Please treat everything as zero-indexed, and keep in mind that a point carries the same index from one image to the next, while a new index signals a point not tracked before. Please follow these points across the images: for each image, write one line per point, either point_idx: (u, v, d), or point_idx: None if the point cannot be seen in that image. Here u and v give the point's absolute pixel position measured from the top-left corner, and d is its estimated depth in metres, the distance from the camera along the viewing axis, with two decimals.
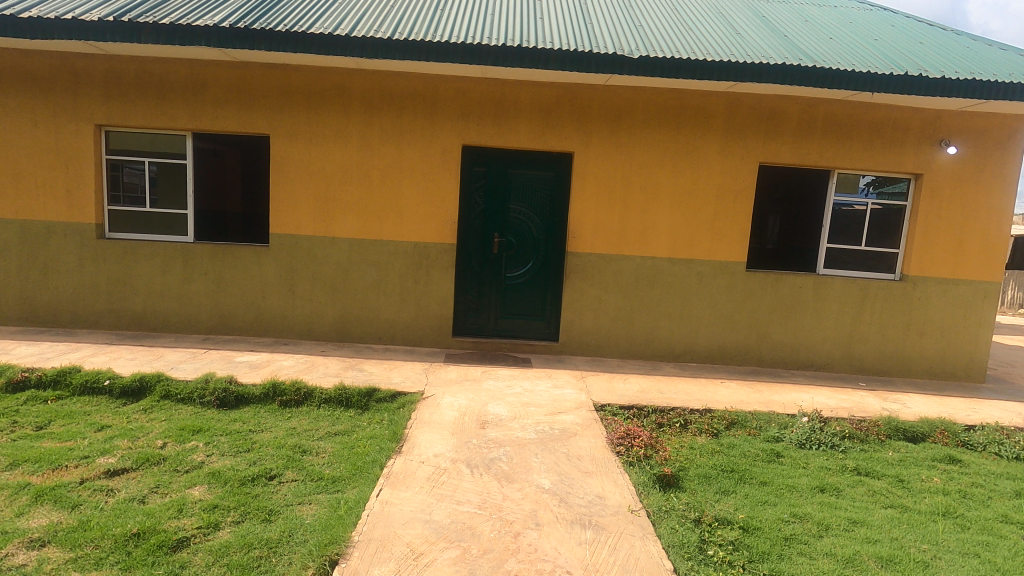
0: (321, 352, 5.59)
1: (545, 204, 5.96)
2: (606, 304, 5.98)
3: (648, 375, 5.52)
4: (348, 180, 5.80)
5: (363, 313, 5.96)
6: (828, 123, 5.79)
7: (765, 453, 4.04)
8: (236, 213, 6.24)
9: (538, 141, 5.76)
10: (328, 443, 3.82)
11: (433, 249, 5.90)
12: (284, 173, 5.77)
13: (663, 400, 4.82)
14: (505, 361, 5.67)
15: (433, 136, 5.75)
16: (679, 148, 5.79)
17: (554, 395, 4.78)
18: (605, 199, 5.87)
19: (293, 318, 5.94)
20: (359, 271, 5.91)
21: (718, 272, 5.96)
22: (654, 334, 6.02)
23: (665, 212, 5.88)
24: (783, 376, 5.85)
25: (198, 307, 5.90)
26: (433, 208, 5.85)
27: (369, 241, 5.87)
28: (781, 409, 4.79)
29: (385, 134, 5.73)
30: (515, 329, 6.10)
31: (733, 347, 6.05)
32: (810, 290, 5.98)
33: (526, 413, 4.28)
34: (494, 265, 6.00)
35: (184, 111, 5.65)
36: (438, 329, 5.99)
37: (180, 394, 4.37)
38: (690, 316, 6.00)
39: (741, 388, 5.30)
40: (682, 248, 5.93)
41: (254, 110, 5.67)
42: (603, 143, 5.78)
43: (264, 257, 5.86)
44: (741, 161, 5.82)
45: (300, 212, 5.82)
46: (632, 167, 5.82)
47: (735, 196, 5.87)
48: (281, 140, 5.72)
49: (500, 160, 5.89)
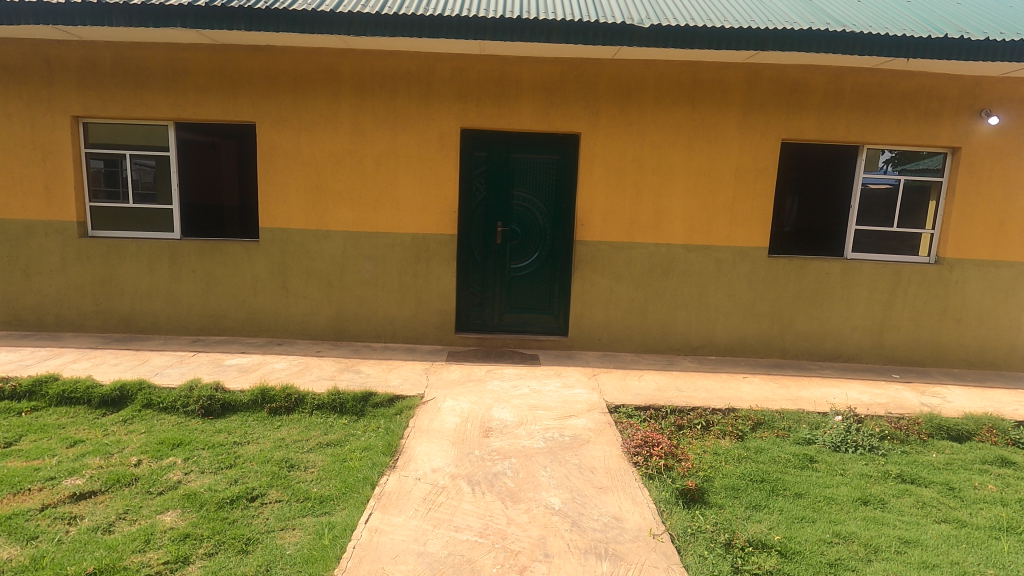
0: (316, 353, 5.28)
1: (550, 191, 5.58)
2: (618, 295, 5.61)
3: (665, 372, 5.15)
4: (340, 170, 5.44)
5: (361, 310, 5.63)
6: (857, 94, 5.33)
7: (797, 459, 3.67)
8: (232, 208, 6.24)
9: (542, 122, 5.37)
10: (319, 456, 3.52)
11: (432, 241, 5.55)
12: (273, 163, 5.43)
13: (682, 399, 4.46)
14: (511, 358, 5.33)
15: (429, 119, 5.37)
16: (694, 126, 5.37)
17: (564, 395, 4.43)
18: (616, 183, 5.46)
19: (287, 317, 5.63)
20: (355, 266, 5.57)
21: (739, 259, 5.55)
22: (670, 327, 5.65)
23: (680, 196, 5.47)
24: (810, 368, 5.46)
25: (188, 307, 5.60)
26: (431, 197, 5.49)
27: (365, 234, 5.53)
28: (812, 407, 4.41)
29: (378, 119, 5.36)
30: (522, 324, 5.76)
31: (755, 339, 5.66)
32: (838, 276, 5.57)
33: (534, 417, 3.94)
34: (498, 256, 5.65)
35: (164, 99, 5.31)
36: (440, 325, 5.66)
37: (163, 403, 4.09)
38: (708, 306, 5.62)
39: (766, 384, 4.92)
40: (699, 233, 5.52)
41: (238, 97, 5.32)
42: (612, 123, 5.37)
43: (254, 253, 5.54)
44: (762, 137, 5.38)
45: (290, 205, 5.49)
46: (644, 148, 5.40)
47: (755, 177, 5.44)
48: (268, 128, 5.37)
49: (501, 144, 5.51)
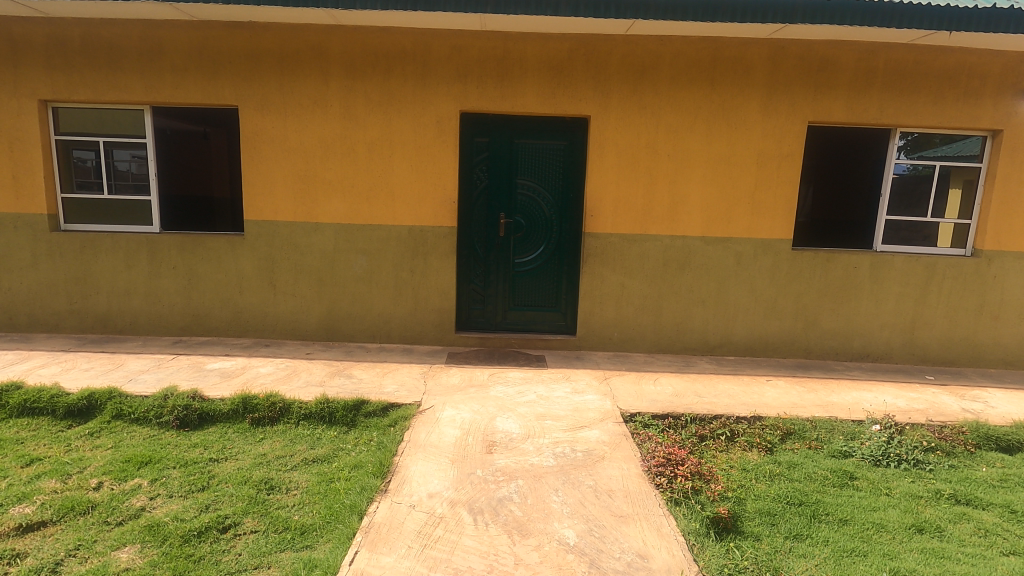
0: (305, 355, 4.90)
1: (557, 180, 5.18)
2: (630, 292, 5.22)
3: (682, 375, 4.77)
4: (331, 158, 5.04)
5: (354, 309, 5.26)
6: (891, 73, 4.91)
7: (836, 476, 3.30)
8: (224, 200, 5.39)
9: (549, 105, 4.96)
10: (303, 476, 3.16)
11: (430, 234, 5.16)
12: (257, 150, 5.02)
13: (702, 406, 4.09)
14: (516, 360, 4.95)
15: (426, 103, 4.96)
16: (713, 108, 4.95)
17: (574, 403, 4.06)
18: (628, 170, 5.05)
19: (275, 316, 5.26)
20: (347, 261, 5.19)
21: (760, 252, 5.15)
22: (686, 325, 5.26)
23: (697, 184, 5.06)
24: (837, 369, 5.08)
25: (169, 306, 5.23)
26: (429, 187, 5.09)
27: (358, 226, 5.14)
28: (845, 415, 4.03)
29: (370, 103, 4.95)
30: (528, 323, 5.38)
31: (777, 337, 5.28)
32: (866, 270, 5.17)
33: (542, 429, 3.57)
34: (501, 250, 5.27)
35: (139, 82, 4.91)
36: (439, 325, 5.28)
37: (135, 413, 3.72)
38: (727, 303, 5.23)
39: (792, 388, 4.53)
40: (718, 225, 5.12)
41: (219, 80, 4.91)
42: (624, 105, 4.95)
43: (239, 248, 5.16)
44: (787, 121, 4.97)
45: (277, 195, 5.09)
46: (659, 132, 4.99)
47: (779, 164, 5.03)
48: (252, 113, 4.96)
49: (504, 129, 5.10)
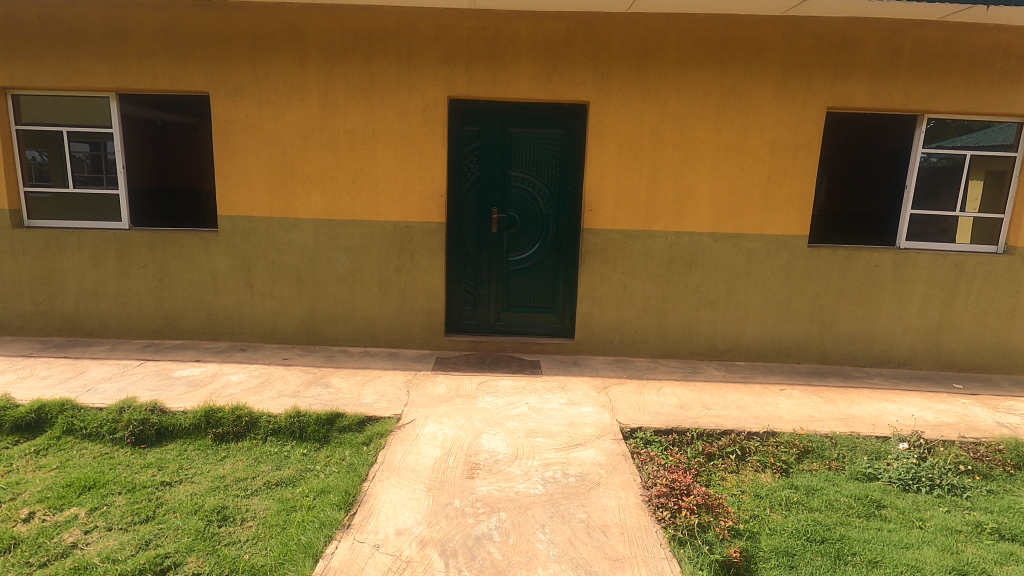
0: (282, 361, 4.57)
1: (553, 171, 4.81)
2: (632, 293, 4.85)
3: (688, 383, 4.39)
4: (309, 148, 4.68)
5: (336, 310, 4.92)
6: (919, 53, 4.48)
7: (861, 504, 2.94)
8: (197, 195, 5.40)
9: (544, 90, 4.58)
10: (263, 503, 2.83)
11: (417, 230, 4.80)
12: (230, 140, 4.66)
13: (710, 420, 3.72)
14: (508, 366, 4.60)
15: (411, 88, 4.59)
16: (723, 93, 4.55)
17: (570, 416, 3.71)
18: (630, 161, 4.66)
19: (253, 318, 4.93)
20: (328, 259, 4.85)
21: (773, 249, 4.76)
22: (692, 328, 4.89)
23: (705, 176, 4.67)
24: (856, 377, 4.69)
25: (139, 308, 4.91)
26: (415, 179, 4.72)
27: (339, 222, 4.79)
28: (868, 430, 3.66)
29: (351, 90, 4.59)
30: (522, 325, 5.03)
31: (791, 341, 4.90)
32: (888, 269, 4.77)
33: (532, 449, 3.22)
34: (494, 247, 4.92)
35: (102, 68, 4.56)
36: (426, 327, 4.93)
37: (87, 428, 3.41)
38: (737, 304, 4.85)
39: (809, 399, 4.15)
40: (727, 220, 4.73)
41: (188, 65, 4.56)
42: (625, 90, 4.56)
43: (213, 245, 4.83)
44: (803, 107, 4.56)
45: (252, 189, 4.74)
46: (664, 120, 4.59)
47: (795, 154, 4.63)
48: (224, 100, 4.60)
49: (496, 117, 4.73)
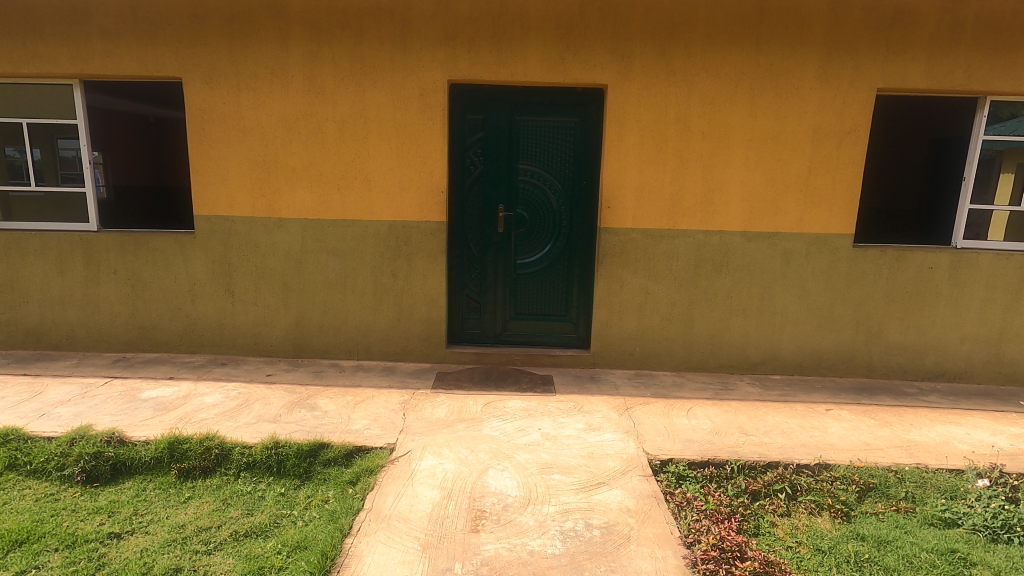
0: (265, 378, 4.10)
1: (567, 163, 4.33)
2: (654, 299, 4.35)
3: (722, 402, 3.88)
4: (294, 140, 4.19)
5: (326, 320, 4.44)
6: (983, 27, 3.93)
7: (947, 563, 2.43)
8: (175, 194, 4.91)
9: (556, 72, 4.06)
10: (225, 562, 2.35)
11: (415, 230, 4.31)
12: (206, 131, 4.18)
13: (751, 449, 3.23)
14: (517, 383, 4.10)
15: (407, 72, 4.09)
16: (759, 74, 4.02)
17: (590, 445, 3.23)
18: (653, 151, 4.14)
19: (234, 329, 4.46)
20: (316, 263, 4.37)
21: (814, 250, 4.24)
22: (722, 338, 4.38)
23: (738, 168, 4.15)
24: (909, 393, 4.16)
25: (110, 318, 4.44)
26: (412, 173, 4.23)
27: (328, 222, 4.31)
28: (936, 462, 3.16)
29: (340, 74, 4.10)
30: (532, 334, 4.56)
31: (832, 353, 4.38)
32: (944, 271, 4.24)
33: (547, 490, 2.75)
34: (500, 248, 4.44)
35: (63, 51, 4.09)
36: (426, 338, 4.44)
37: (32, 464, 2.95)
38: (773, 312, 4.34)
39: (862, 422, 3.64)
40: (763, 217, 4.21)
41: (157, 47, 4.08)
42: (647, 72, 4.04)
43: (189, 248, 4.36)
44: (850, 89, 4.03)
45: (232, 186, 4.26)
46: (692, 105, 4.08)
47: (839, 142, 4.10)
48: (199, 86, 4.12)
49: (503, 104, 4.25)
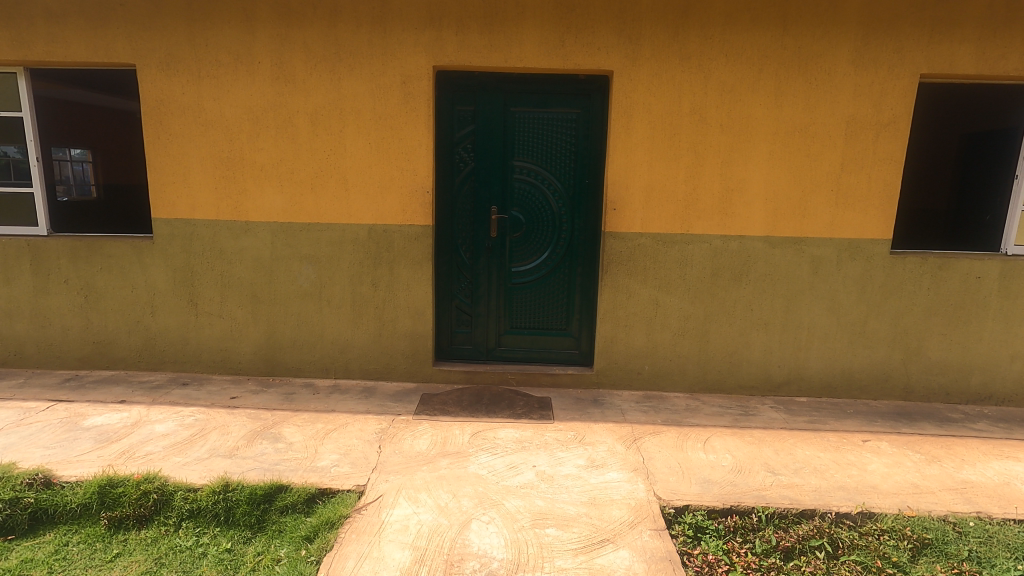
0: (228, 400, 3.66)
1: (567, 160, 3.87)
2: (665, 312, 3.88)
3: (744, 431, 3.42)
4: (262, 134, 3.74)
5: (300, 335, 4.00)
6: None
7: None
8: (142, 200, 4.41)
9: (556, 56, 3.60)
10: None
11: (397, 235, 3.86)
12: (164, 125, 3.74)
13: (781, 494, 2.76)
14: (511, 408, 3.63)
15: (388, 57, 3.63)
16: (785, 59, 3.55)
17: (592, 487, 2.78)
18: (665, 146, 3.67)
19: (198, 344, 4.02)
20: (288, 272, 3.93)
21: (845, 257, 3.77)
22: (741, 355, 3.92)
23: (761, 165, 3.67)
24: (954, 419, 3.68)
25: (62, 331, 4.02)
26: (393, 171, 3.77)
27: (300, 225, 3.86)
28: (1000, 510, 2.68)
29: (312, 59, 3.65)
30: (529, 350, 4.12)
31: (865, 372, 3.91)
32: (994, 282, 3.75)
33: (540, 552, 2.30)
34: (493, 255, 3.99)
35: (3, 36, 3.66)
36: (410, 355, 4.00)
37: None
38: (798, 326, 3.87)
39: (906, 456, 3.16)
40: (788, 221, 3.74)
41: (108, 30, 3.64)
42: (659, 56, 3.57)
43: (148, 255, 3.92)
44: (890, 74, 3.54)
45: (194, 186, 3.83)
46: (709, 93, 3.60)
47: (876, 135, 3.62)
48: (154, 74, 3.68)
49: (496, 94, 3.79)
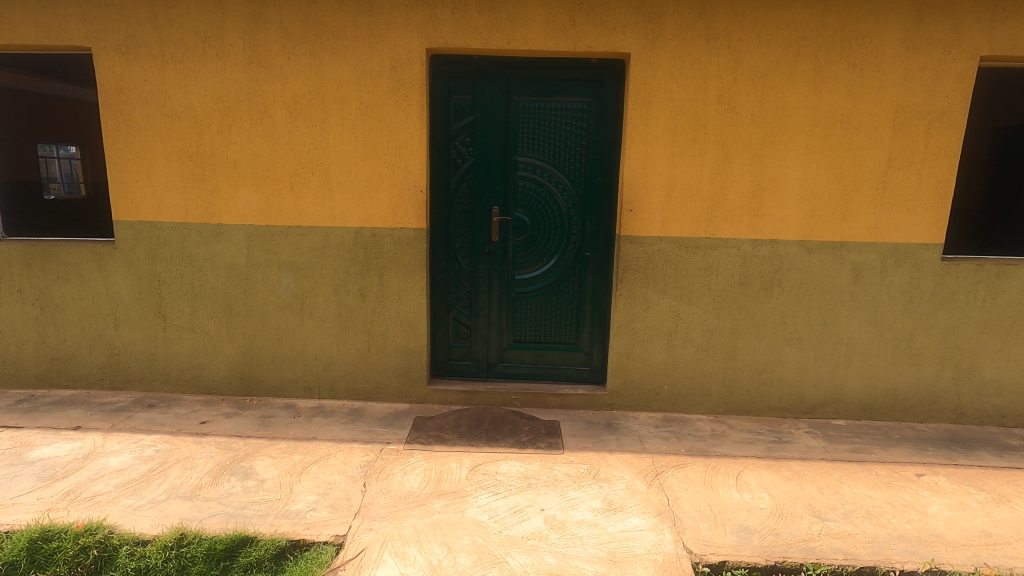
0: (197, 426, 3.26)
1: (577, 155, 3.46)
2: (687, 325, 3.47)
3: (780, 463, 3.00)
4: (234, 126, 3.33)
5: (280, 350, 3.60)
6: None
7: None
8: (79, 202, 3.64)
9: (565, 37, 3.18)
10: None
11: (387, 240, 3.44)
12: (125, 116, 3.34)
13: (833, 546, 2.35)
14: (515, 434, 3.22)
15: (375, 38, 3.22)
16: (825, 39, 3.12)
17: (611, 538, 2.36)
18: (688, 139, 3.25)
19: (167, 361, 3.62)
20: (266, 280, 3.52)
21: (890, 264, 3.35)
22: (772, 374, 3.50)
23: (797, 161, 3.26)
24: (1016, 446, 3.26)
25: (16, 347, 3.62)
26: (382, 167, 3.36)
27: (278, 229, 3.45)
28: None
29: (290, 42, 3.23)
30: (534, 366, 3.71)
31: (910, 392, 3.50)
32: None
33: None
34: (495, 261, 3.58)
35: None
36: (402, 373, 3.59)
37: None
38: (836, 341, 3.46)
39: (970, 496, 2.74)
40: (827, 223, 3.32)
41: (60, 9, 3.23)
42: (682, 37, 3.15)
43: (110, 262, 3.52)
44: (945, 56, 3.12)
45: (159, 185, 3.42)
46: (738, 78, 3.18)
47: (927, 126, 3.20)
48: (113, 59, 3.27)
49: (498, 81, 3.38)
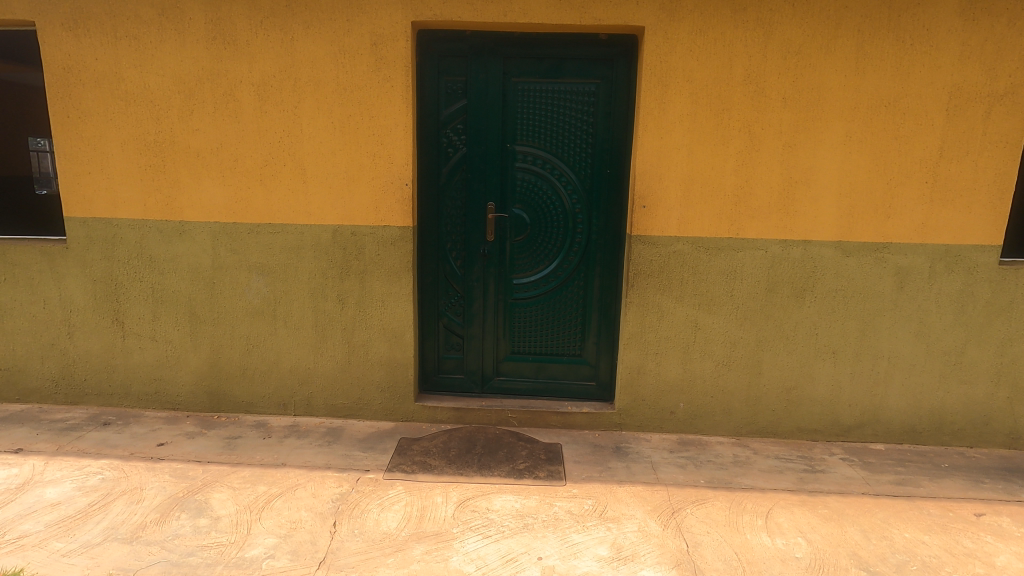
0: (154, 448, 2.90)
1: (584, 144, 3.06)
2: (706, 336, 3.07)
3: (815, 498, 2.60)
4: (197, 112, 2.96)
5: (251, 362, 3.23)
6: None
7: None
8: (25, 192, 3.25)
9: (570, 8, 2.78)
10: None
11: (368, 239, 3.07)
12: (75, 99, 2.97)
13: None
14: (511, 461, 2.84)
15: (354, 10, 2.83)
16: (870, 10, 2.70)
17: None
18: (710, 126, 2.85)
19: (128, 373, 3.27)
20: (235, 284, 3.15)
21: (940, 268, 2.94)
22: (802, 392, 3.10)
23: (835, 150, 2.84)
24: None
25: None
26: (362, 158, 2.97)
27: (248, 227, 3.08)
28: None
29: (258, 15, 2.85)
30: (534, 380, 3.33)
31: (958, 414, 3.09)
32: None
33: None
34: (490, 264, 3.20)
35: None
36: (387, 388, 3.22)
37: None
38: (876, 355, 3.05)
39: None
40: (868, 222, 2.91)
41: None
42: (705, 7, 2.74)
43: (62, 263, 3.17)
44: (1010, 28, 2.69)
45: (115, 177, 3.05)
46: (769, 55, 2.77)
47: (987, 110, 2.77)
48: (61, 35, 2.91)
49: (494, 60, 2.99)
